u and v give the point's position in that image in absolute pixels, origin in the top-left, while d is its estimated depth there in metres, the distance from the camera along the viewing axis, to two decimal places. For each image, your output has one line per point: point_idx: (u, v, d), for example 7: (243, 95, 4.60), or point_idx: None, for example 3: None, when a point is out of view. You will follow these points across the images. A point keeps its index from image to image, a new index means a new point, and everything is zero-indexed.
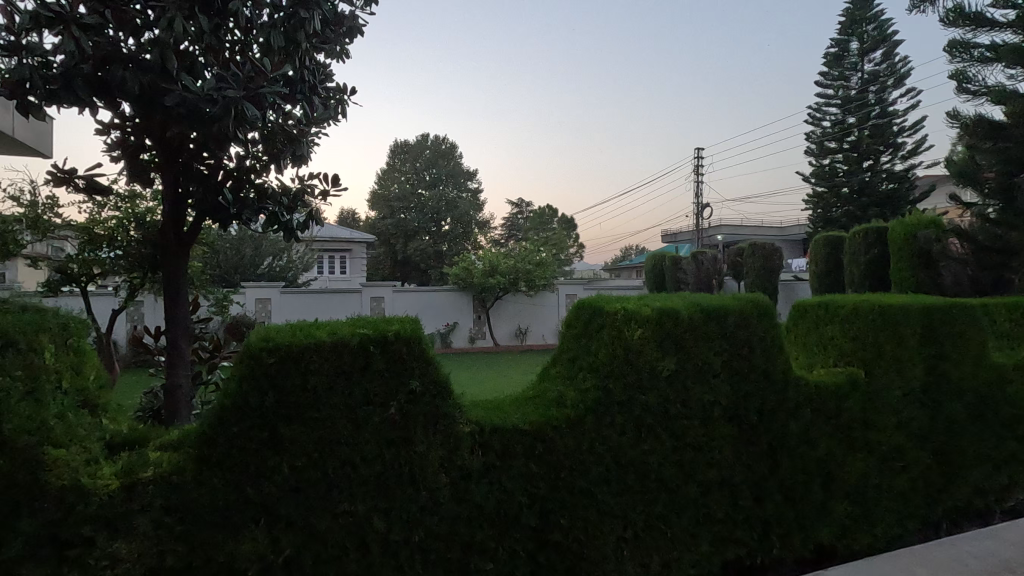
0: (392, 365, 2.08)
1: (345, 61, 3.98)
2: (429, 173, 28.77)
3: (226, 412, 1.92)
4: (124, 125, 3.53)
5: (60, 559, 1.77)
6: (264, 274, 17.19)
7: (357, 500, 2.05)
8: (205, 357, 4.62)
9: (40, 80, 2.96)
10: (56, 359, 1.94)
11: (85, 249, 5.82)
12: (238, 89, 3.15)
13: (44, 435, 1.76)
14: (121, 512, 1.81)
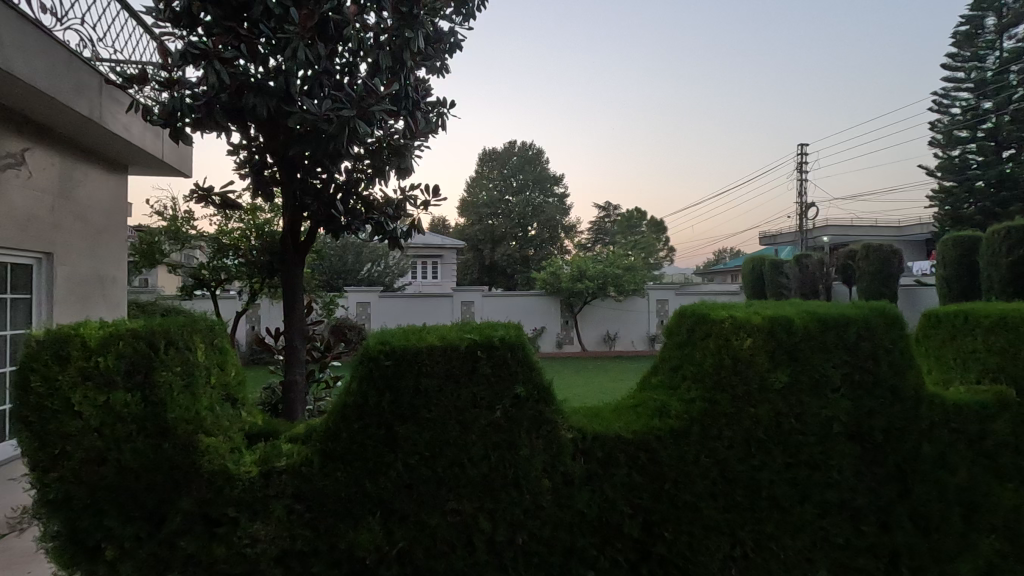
0: (498, 370, 2.14)
1: (444, 76, 4.16)
2: (516, 179, 29.18)
3: (347, 410, 2.07)
4: (251, 146, 3.91)
5: (210, 535, 2.00)
6: (363, 280, 18.29)
7: (465, 500, 2.13)
8: (317, 356, 4.99)
9: (187, 109, 3.37)
10: (207, 357, 2.19)
11: (214, 257, 6.50)
12: (351, 108, 3.42)
13: (198, 424, 2.00)
14: (259, 497, 2.01)
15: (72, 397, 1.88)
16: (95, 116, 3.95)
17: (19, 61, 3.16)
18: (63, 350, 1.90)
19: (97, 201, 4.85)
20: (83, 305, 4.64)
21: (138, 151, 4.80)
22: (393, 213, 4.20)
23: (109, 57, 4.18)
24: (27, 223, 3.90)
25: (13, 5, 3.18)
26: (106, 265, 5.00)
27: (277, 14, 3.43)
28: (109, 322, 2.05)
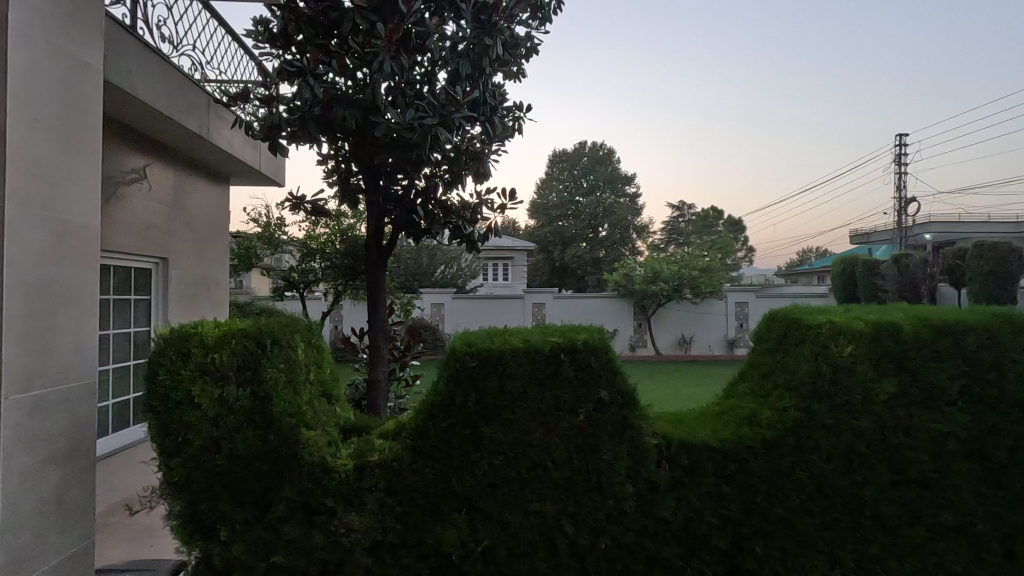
0: (582, 373, 2.14)
1: (521, 80, 4.21)
2: (586, 180, 28.96)
3: (435, 410, 2.13)
4: (338, 156, 4.12)
5: (310, 523, 2.13)
6: (437, 282, 18.87)
7: (548, 502, 2.14)
8: (397, 355, 5.17)
9: (284, 123, 3.61)
10: (306, 355, 2.33)
11: (303, 261, 6.90)
12: (433, 117, 3.53)
13: (299, 418, 2.13)
14: (354, 489, 2.12)
15: (192, 389, 2.05)
16: (203, 133, 4.32)
17: (143, 86, 3.50)
18: (184, 346, 2.09)
19: (203, 210, 5.30)
20: (192, 305, 5.09)
21: (239, 163, 5.20)
22: (471, 217, 4.26)
23: (215, 78, 4.56)
24: (147, 232, 4.33)
25: (139, 36, 3.53)
26: (211, 268, 5.46)
27: (364, 30, 3.60)
28: (222, 321, 2.23)
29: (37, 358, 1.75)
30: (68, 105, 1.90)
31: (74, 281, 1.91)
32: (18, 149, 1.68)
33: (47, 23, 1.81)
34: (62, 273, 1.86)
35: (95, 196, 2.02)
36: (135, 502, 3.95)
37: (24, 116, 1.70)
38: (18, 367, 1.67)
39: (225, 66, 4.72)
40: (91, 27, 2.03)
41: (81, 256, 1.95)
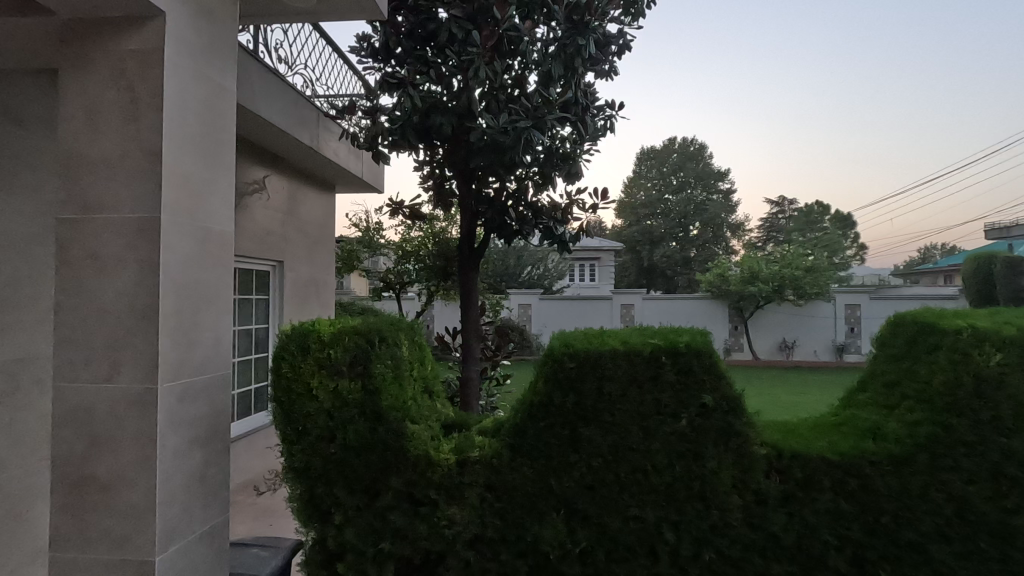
0: (683, 377, 2.07)
1: (612, 78, 4.15)
2: (676, 177, 27.97)
3: (533, 409, 2.14)
4: (433, 162, 4.26)
5: (415, 513, 2.22)
6: (524, 283, 19.11)
7: (648, 508, 2.09)
8: (489, 354, 5.28)
9: (386, 132, 3.81)
10: (408, 353, 2.45)
11: (399, 263, 7.26)
12: (527, 120, 3.56)
13: (404, 413, 2.23)
14: (456, 483, 2.20)
15: (310, 382, 2.20)
16: (313, 145, 4.66)
17: (265, 105, 3.84)
18: (304, 341, 2.24)
19: (313, 216, 5.73)
20: (302, 305, 5.50)
21: (343, 172, 5.56)
22: (562, 218, 4.27)
23: (324, 94, 4.91)
24: (266, 237, 4.75)
25: (261, 59, 3.87)
26: (319, 270, 5.87)
27: (460, 39, 3.71)
28: (335, 320, 2.38)
29: (184, 351, 1.96)
30: (209, 125, 2.12)
31: (213, 283, 2.13)
32: (171, 166, 1.90)
33: (192, 53, 2.03)
34: (203, 275, 2.07)
35: (230, 205, 2.23)
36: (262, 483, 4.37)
37: (175, 136, 1.92)
38: (170, 359, 1.89)
39: (333, 82, 5.07)
40: (227, 53, 2.25)
41: (218, 260, 2.17)
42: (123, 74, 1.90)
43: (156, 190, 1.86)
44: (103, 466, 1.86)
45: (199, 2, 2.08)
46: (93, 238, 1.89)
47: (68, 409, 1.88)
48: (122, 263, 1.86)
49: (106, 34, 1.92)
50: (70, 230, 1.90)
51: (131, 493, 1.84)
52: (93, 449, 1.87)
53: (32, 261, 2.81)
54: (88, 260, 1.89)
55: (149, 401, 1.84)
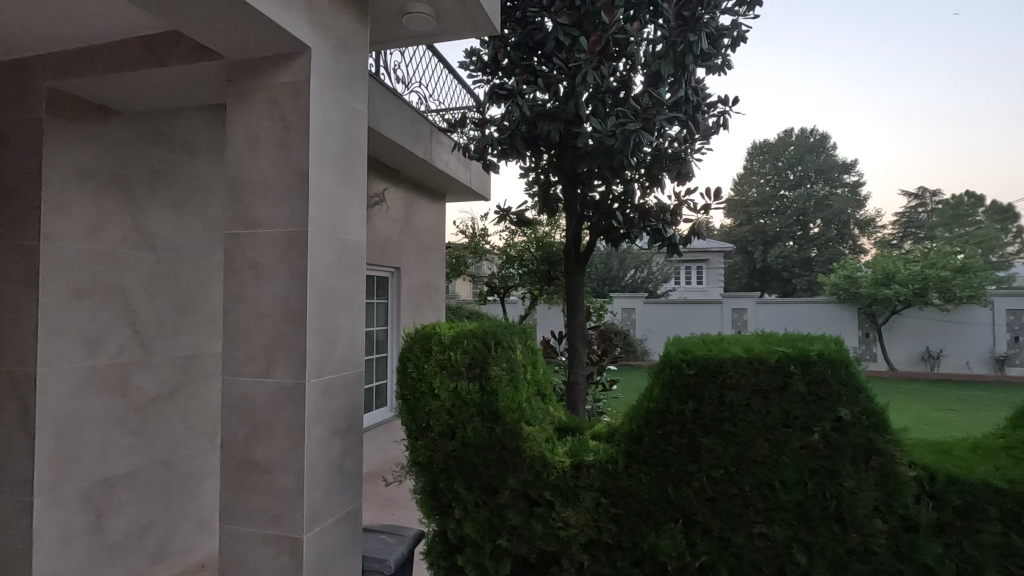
0: (815, 388, 1.93)
1: (726, 72, 3.94)
2: (794, 172, 25.95)
3: (650, 416, 2.10)
4: (539, 168, 4.30)
5: (531, 512, 2.27)
6: (627, 287, 18.78)
7: (775, 525, 1.98)
8: (596, 358, 5.25)
9: (495, 141, 3.92)
10: (523, 356, 2.54)
11: (504, 267, 7.46)
12: (636, 121, 3.49)
13: (520, 414, 2.30)
14: (571, 485, 2.22)
15: (433, 381, 2.30)
16: (427, 157, 4.93)
17: (385, 122, 4.13)
18: (427, 344, 2.36)
19: (427, 225, 6.07)
20: (417, 308, 5.83)
21: (454, 182, 5.83)
22: (670, 219, 4.08)
23: (437, 108, 5.18)
24: (385, 246, 5.11)
25: (382, 81, 4.17)
26: (431, 276, 6.20)
27: (567, 45, 3.73)
28: (455, 323, 2.49)
29: (325, 350, 2.17)
30: (345, 145, 2.33)
31: (349, 289, 2.34)
32: (315, 184, 2.12)
33: (332, 81, 2.26)
34: (340, 282, 2.28)
35: (362, 218, 2.44)
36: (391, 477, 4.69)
37: (318, 157, 2.14)
38: (314, 357, 2.10)
39: (445, 97, 5.34)
40: (360, 79, 2.47)
41: (352, 268, 2.37)
42: (277, 104, 2.16)
43: (304, 205, 2.08)
44: (260, 450, 2.12)
45: (338, 35, 2.30)
46: (253, 250, 2.16)
47: (233, 399, 2.16)
48: (277, 272, 2.11)
49: (263, 70, 2.19)
50: (234, 243, 2.18)
51: (284, 475, 2.07)
52: (254, 435, 2.13)
53: (201, 269, 3.27)
54: (249, 268, 2.16)
55: (298, 394, 2.06)
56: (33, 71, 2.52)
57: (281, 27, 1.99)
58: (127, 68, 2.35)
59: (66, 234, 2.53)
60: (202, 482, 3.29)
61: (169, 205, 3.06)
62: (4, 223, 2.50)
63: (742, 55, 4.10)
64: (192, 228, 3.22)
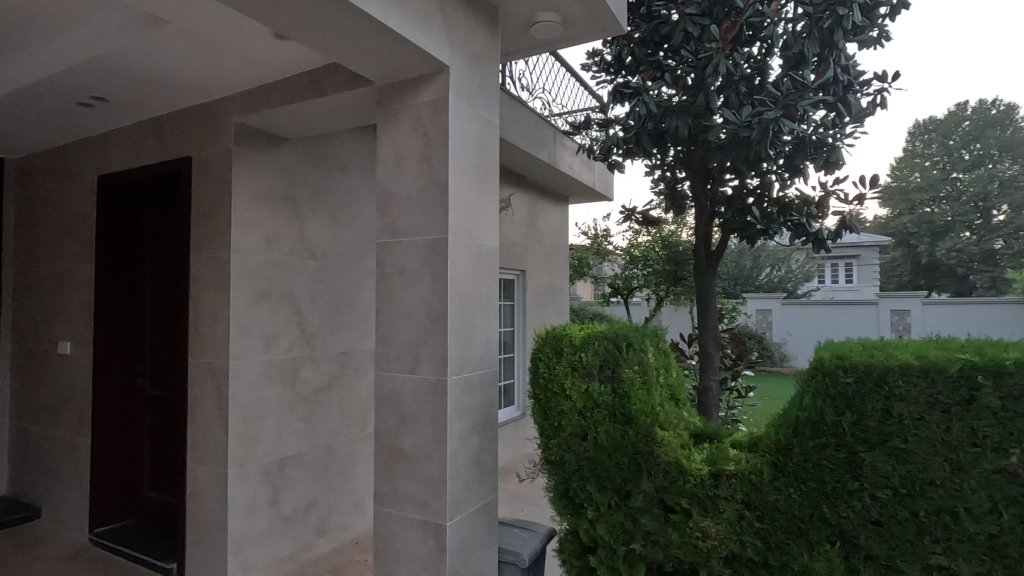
0: (1011, 403, 1.66)
1: (882, 46, 3.52)
2: (969, 151, 22.32)
3: (800, 426, 1.94)
4: (665, 164, 4.07)
5: (666, 519, 2.21)
6: (762, 286, 17.43)
7: (958, 558, 1.73)
8: (729, 363, 4.97)
9: (620, 141, 3.85)
10: (655, 358, 2.49)
11: (627, 268, 7.36)
12: (776, 109, 3.23)
13: (654, 418, 2.24)
14: (710, 495, 2.12)
15: (564, 382, 2.33)
16: (551, 161, 5.02)
17: (511, 129, 4.29)
18: (558, 344, 2.39)
19: (550, 228, 6.15)
20: (542, 310, 5.94)
21: (577, 184, 5.86)
22: (816, 213, 3.73)
23: (560, 112, 5.25)
24: (511, 249, 5.29)
25: (508, 90, 4.33)
26: (555, 278, 6.28)
27: (696, 36, 3.58)
28: (585, 325, 2.51)
29: (463, 349, 2.30)
30: (480, 156, 2.46)
31: (484, 291, 2.46)
32: (454, 194, 2.27)
33: (468, 96, 2.40)
34: (477, 285, 2.41)
35: (496, 223, 2.55)
36: (523, 473, 4.83)
37: (457, 168, 2.29)
38: (454, 356, 2.24)
39: (568, 101, 5.40)
40: (493, 91, 2.59)
41: (488, 271, 2.50)
42: (420, 122, 2.34)
43: (445, 215, 2.23)
44: (408, 441, 2.30)
45: (473, 51, 2.44)
46: (400, 256, 2.36)
47: (384, 393, 2.37)
48: (421, 277, 2.29)
49: (407, 92, 2.39)
50: (384, 250, 2.40)
51: (429, 465, 2.24)
52: (402, 426, 2.32)
53: (353, 275, 3.64)
54: (397, 274, 2.36)
55: (441, 390, 2.21)
56: (225, 111, 2.99)
57: (424, 51, 2.16)
58: (296, 101, 2.70)
59: (249, 246, 2.97)
60: (356, 466, 3.65)
61: (327, 218, 3.45)
62: (206, 240, 2.99)
63: (903, 25, 3.62)
64: (346, 238, 3.59)
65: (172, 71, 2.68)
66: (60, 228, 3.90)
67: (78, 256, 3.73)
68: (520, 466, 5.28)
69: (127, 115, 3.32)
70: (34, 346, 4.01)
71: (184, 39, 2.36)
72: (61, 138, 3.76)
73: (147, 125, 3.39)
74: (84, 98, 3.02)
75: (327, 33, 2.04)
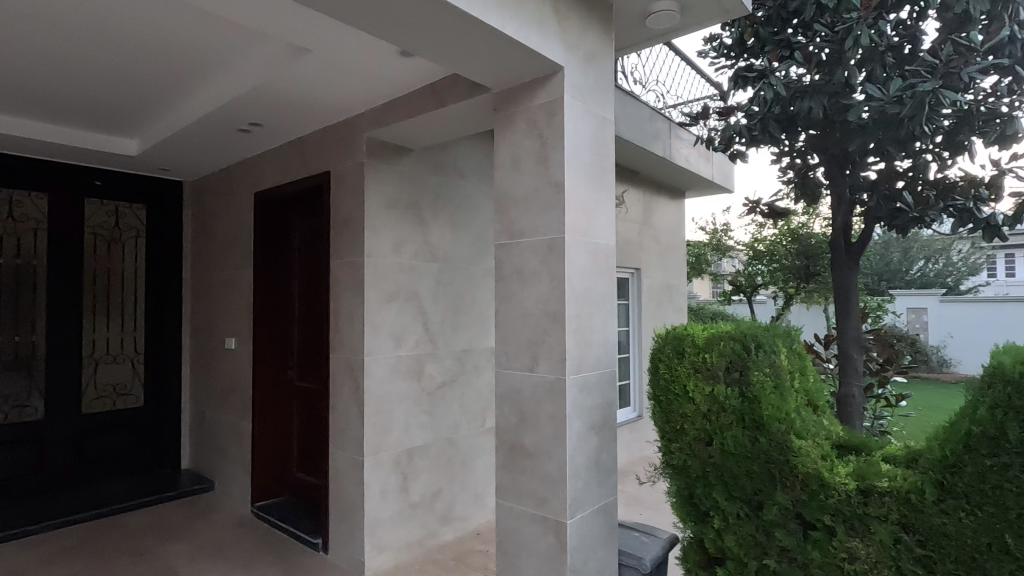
0: None
1: None
2: None
3: (974, 441, 1.69)
4: (793, 152, 3.69)
5: (805, 536, 2.04)
6: (914, 282, 15.44)
7: None
8: (876, 368, 4.46)
9: (744, 130, 3.59)
10: (788, 361, 2.31)
11: (751, 264, 6.92)
12: (934, 79, 2.84)
13: (789, 425, 2.07)
14: (859, 513, 1.92)
15: (687, 384, 2.24)
16: (667, 155, 4.84)
17: (623, 125, 4.21)
18: (680, 345, 2.30)
19: (666, 224, 5.94)
20: (659, 309, 5.74)
21: (696, 177, 5.59)
22: (988, 195, 3.09)
23: (675, 103, 5.04)
24: (625, 247, 5.19)
25: (620, 85, 4.27)
26: (672, 276, 6.04)
27: (831, 8, 3.27)
28: (709, 324, 2.39)
29: (582, 349, 2.30)
30: (596, 153, 2.45)
31: (603, 290, 2.45)
32: (570, 193, 2.28)
33: (583, 95, 2.39)
34: (595, 284, 2.40)
35: (613, 222, 2.51)
36: (642, 476, 4.71)
37: (573, 167, 2.30)
38: (573, 355, 2.25)
39: (684, 91, 5.17)
40: (608, 88, 2.55)
41: (605, 270, 2.47)
42: (536, 124, 2.37)
43: (562, 214, 2.25)
44: (528, 437, 2.35)
45: (587, 50, 2.43)
46: (518, 257, 2.41)
47: (504, 390, 2.44)
48: (539, 276, 2.32)
49: (523, 96, 2.44)
50: (502, 252, 2.47)
51: (549, 463, 2.26)
52: (522, 423, 2.37)
53: (473, 275, 3.79)
54: (515, 274, 2.42)
55: (560, 389, 2.23)
56: (357, 127, 3.26)
57: (539, 54, 2.20)
58: (420, 113, 2.88)
59: (379, 251, 3.21)
60: (476, 460, 3.80)
61: (448, 222, 3.63)
62: (342, 246, 3.29)
63: None
64: (465, 240, 3.75)
65: (313, 94, 2.98)
66: (225, 239, 4.50)
67: (240, 263, 4.28)
68: (639, 469, 5.16)
69: (276, 137, 3.75)
70: (208, 342, 4.67)
71: (325, 64, 2.61)
72: (226, 161, 4.34)
73: (294, 145, 3.80)
74: (243, 125, 3.46)
75: (447, 46, 2.14)
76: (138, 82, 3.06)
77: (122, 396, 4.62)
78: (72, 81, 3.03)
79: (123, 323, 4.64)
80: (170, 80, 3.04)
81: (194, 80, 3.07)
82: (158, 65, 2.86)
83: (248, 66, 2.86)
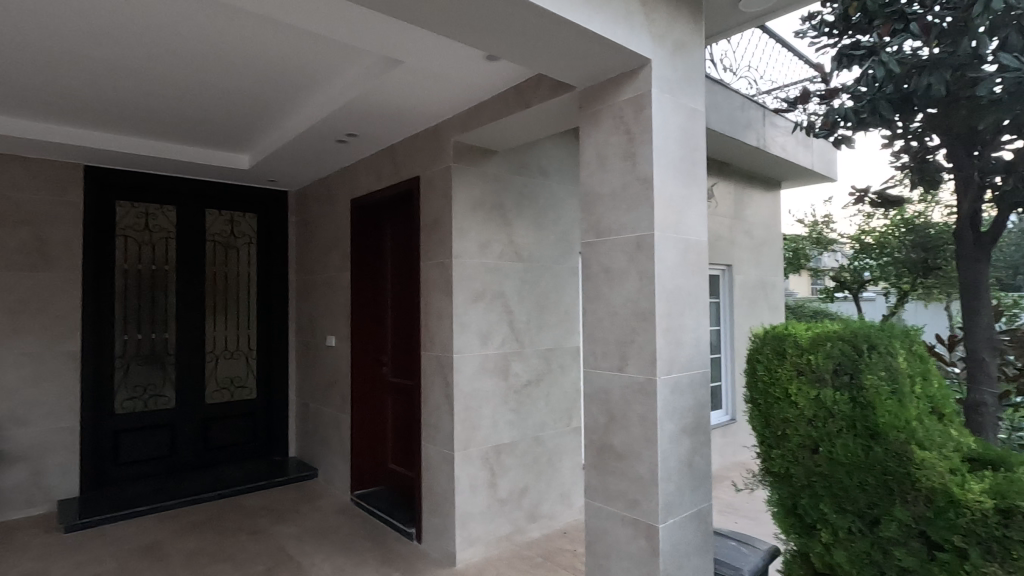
0: None
1: None
2: None
3: None
4: (907, 134, 2.88)
5: (931, 557, 1.85)
6: None
7: None
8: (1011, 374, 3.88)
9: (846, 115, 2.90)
10: (908, 364, 2.11)
11: (857, 258, 6.40)
12: None
13: (909, 434, 1.89)
14: (998, 536, 1.71)
15: (789, 387, 2.10)
16: (761, 144, 4.58)
17: (713, 115, 4.04)
18: (781, 345, 2.18)
19: (761, 218, 5.62)
20: (753, 308, 5.44)
21: (794, 167, 5.23)
22: None
23: (770, 89, 4.76)
24: (715, 243, 4.98)
25: (708, 74, 4.11)
26: (768, 273, 5.70)
27: None
28: (813, 323, 2.24)
29: (673, 349, 2.23)
30: (686, 146, 2.36)
31: (694, 287, 2.36)
32: (660, 189, 2.22)
33: (671, 87, 2.32)
34: (686, 283, 2.31)
35: (705, 217, 2.42)
36: (738, 482, 4.49)
37: (661, 162, 2.24)
38: (664, 355, 2.19)
39: (779, 75, 4.86)
40: (698, 78, 2.46)
41: (697, 268, 2.38)
42: (622, 120, 2.33)
43: (650, 211, 2.20)
44: (618, 438, 2.31)
45: (676, 40, 2.36)
46: (605, 256, 2.38)
47: (593, 389, 2.42)
48: (627, 274, 2.28)
49: (608, 92, 2.41)
50: (589, 250, 2.45)
51: (640, 464, 2.22)
52: (611, 423, 2.34)
53: (557, 275, 3.79)
54: (602, 272, 2.39)
55: (651, 389, 2.18)
56: (444, 133, 3.37)
57: (626, 49, 2.16)
58: (505, 115, 2.92)
59: (466, 252, 3.30)
60: (562, 459, 3.80)
61: (532, 221, 3.65)
62: (432, 248, 3.41)
63: None
64: (550, 240, 3.76)
65: (404, 103, 3.12)
66: (325, 243, 4.81)
67: (338, 266, 4.56)
68: (733, 474, 4.91)
69: (370, 146, 3.96)
70: (311, 340, 5.02)
71: (416, 73, 2.73)
72: (325, 171, 4.65)
73: (386, 153, 3.99)
74: (341, 136, 3.68)
75: (533, 47, 2.16)
76: (251, 102, 3.37)
77: (239, 388, 5.10)
78: (196, 105, 3.39)
79: (239, 322, 5.11)
80: (277, 98, 3.30)
81: (297, 97, 3.32)
82: (268, 85, 3.12)
83: (345, 81, 3.04)
